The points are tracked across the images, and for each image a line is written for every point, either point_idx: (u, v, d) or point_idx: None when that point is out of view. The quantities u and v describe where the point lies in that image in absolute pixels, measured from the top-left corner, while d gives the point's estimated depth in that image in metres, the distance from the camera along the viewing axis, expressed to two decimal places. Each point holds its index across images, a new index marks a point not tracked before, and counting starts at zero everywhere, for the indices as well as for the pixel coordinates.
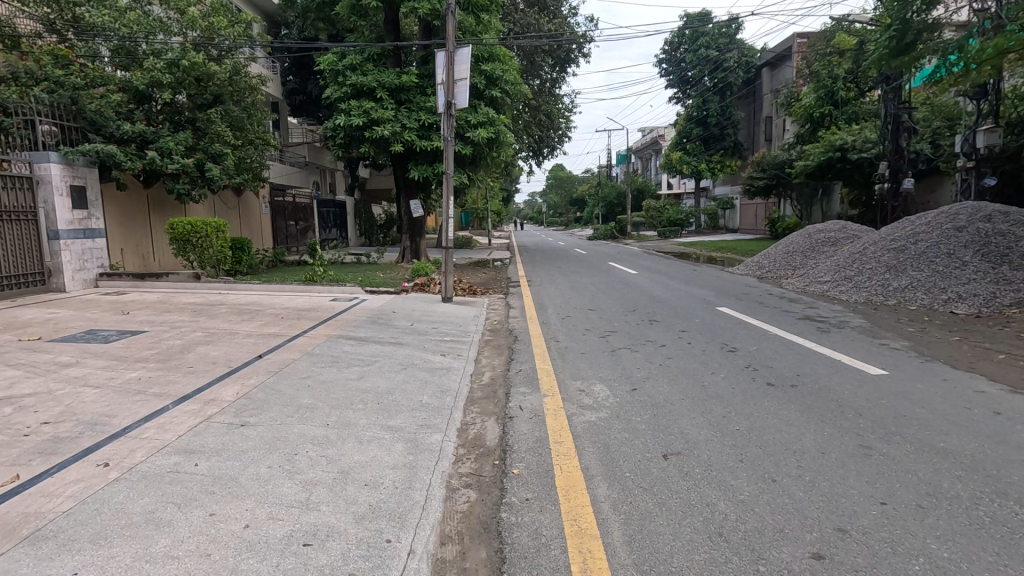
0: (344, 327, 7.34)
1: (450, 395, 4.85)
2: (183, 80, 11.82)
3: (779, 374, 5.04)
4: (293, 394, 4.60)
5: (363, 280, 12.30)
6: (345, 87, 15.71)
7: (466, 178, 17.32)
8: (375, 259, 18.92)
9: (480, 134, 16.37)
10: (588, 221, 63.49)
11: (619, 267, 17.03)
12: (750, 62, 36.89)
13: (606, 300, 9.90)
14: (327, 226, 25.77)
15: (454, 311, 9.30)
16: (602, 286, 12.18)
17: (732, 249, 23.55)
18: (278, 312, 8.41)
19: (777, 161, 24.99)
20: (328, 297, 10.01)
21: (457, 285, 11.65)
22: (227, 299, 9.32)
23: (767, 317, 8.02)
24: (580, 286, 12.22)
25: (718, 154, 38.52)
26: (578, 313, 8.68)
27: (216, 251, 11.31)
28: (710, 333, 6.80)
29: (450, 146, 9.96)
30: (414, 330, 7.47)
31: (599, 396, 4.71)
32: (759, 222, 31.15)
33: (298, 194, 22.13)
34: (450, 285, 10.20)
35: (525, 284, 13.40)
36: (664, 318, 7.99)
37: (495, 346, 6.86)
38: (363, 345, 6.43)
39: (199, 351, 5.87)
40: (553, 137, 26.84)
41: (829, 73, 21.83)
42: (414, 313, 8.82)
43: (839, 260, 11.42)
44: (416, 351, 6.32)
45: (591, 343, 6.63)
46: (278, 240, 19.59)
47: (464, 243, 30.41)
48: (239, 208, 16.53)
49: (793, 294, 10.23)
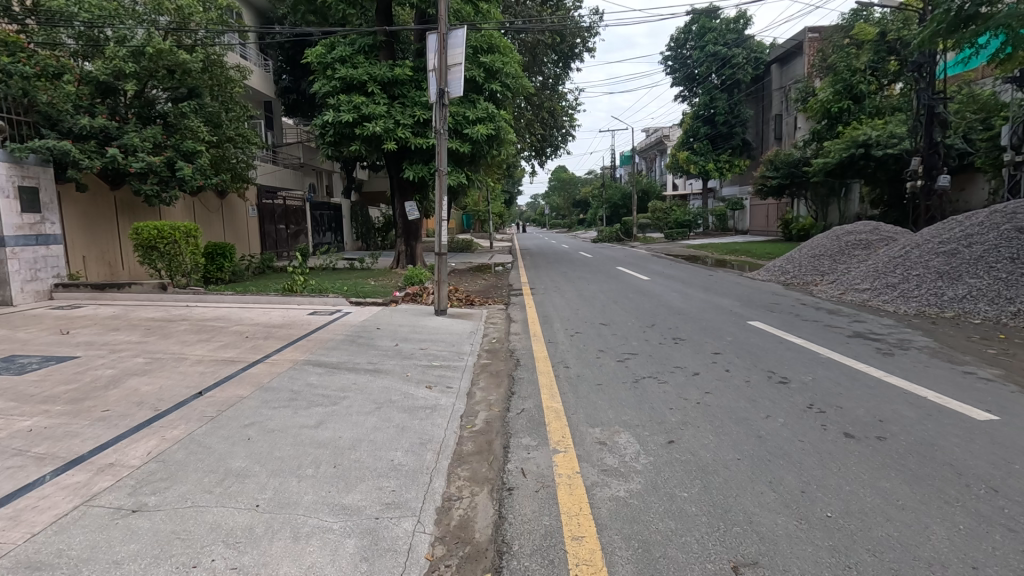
0: (314, 349, 6.24)
1: (431, 451, 3.73)
2: (152, 71, 10.71)
3: (855, 419, 3.92)
4: (224, 452, 3.51)
5: (350, 289, 11.21)
6: (335, 81, 14.64)
7: (464, 178, 16.23)
8: (368, 265, 17.87)
9: (479, 131, 15.30)
10: (592, 223, 62.36)
11: (629, 271, 15.89)
12: (759, 58, 35.81)
13: (620, 312, 8.78)
14: (322, 230, 24.74)
15: (448, 327, 8.18)
16: (612, 294, 11.06)
17: (745, 251, 22.39)
18: (243, 329, 7.32)
19: (792, 159, 23.85)
20: (306, 310, 8.91)
21: (452, 294, 10.54)
22: (191, 314, 8.24)
23: (809, 332, 6.89)
24: (588, 294, 11.11)
25: (727, 154, 37.40)
26: (590, 328, 7.56)
27: (187, 259, 10.25)
28: (750, 356, 5.68)
29: (443, 140, 8.86)
30: (399, 353, 6.35)
31: (626, 452, 3.60)
32: (771, 223, 29.96)
33: (289, 197, 21.10)
34: (444, 296, 9.08)
35: (528, 292, 12.29)
36: (689, 335, 6.87)
37: (493, 373, 5.73)
38: (332, 374, 5.33)
39: (127, 385, 4.80)
40: (556, 136, 25.75)
41: (848, 65, 20.70)
42: (401, 329, 7.71)
43: (877, 265, 10.27)
44: (397, 383, 5.20)
45: (608, 370, 5.52)
46: (267, 246, 18.58)
47: (465, 247, 29.37)
48: (222, 211, 15.48)
49: (830, 304, 9.08)
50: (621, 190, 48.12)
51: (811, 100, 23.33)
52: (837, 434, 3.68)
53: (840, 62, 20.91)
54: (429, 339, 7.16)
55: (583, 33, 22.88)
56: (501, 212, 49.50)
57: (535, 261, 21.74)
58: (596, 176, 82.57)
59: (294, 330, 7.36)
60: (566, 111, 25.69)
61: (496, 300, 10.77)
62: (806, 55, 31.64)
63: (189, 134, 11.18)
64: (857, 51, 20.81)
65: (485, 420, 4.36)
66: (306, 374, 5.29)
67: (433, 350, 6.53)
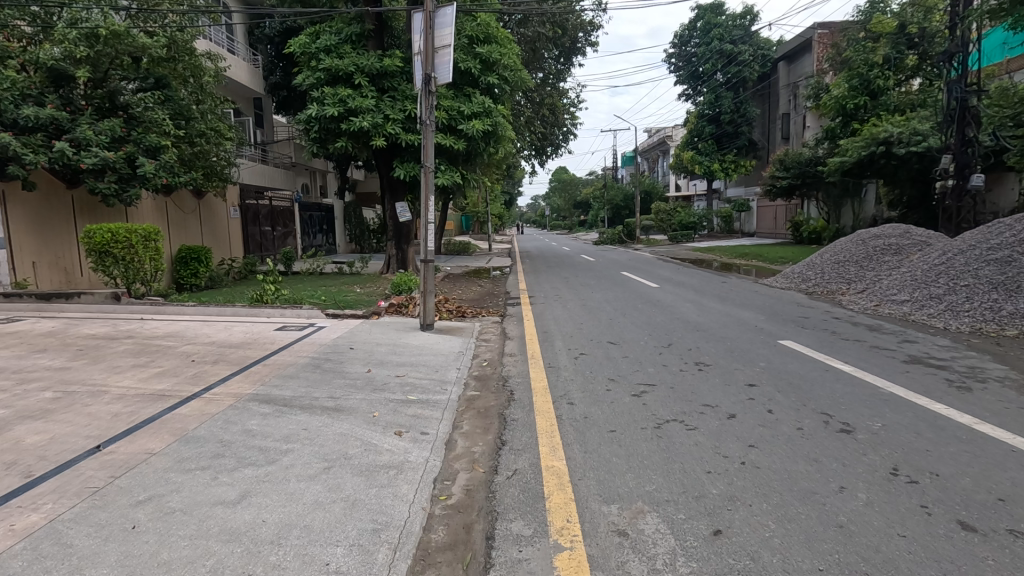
0: (268, 379, 5.19)
1: (386, 546, 2.69)
2: (110, 57, 9.84)
3: (965, 497, 2.88)
4: (88, 556, 2.47)
5: (331, 298, 10.19)
6: (319, 72, 13.64)
7: (459, 177, 15.22)
8: (358, 270, 16.87)
9: (475, 127, 14.31)
10: (593, 225, 61.43)
11: (635, 277, 14.89)
12: (766, 55, 34.88)
13: (629, 327, 7.75)
14: (313, 232, 23.71)
15: (434, 344, 7.13)
16: (618, 304, 10.06)
17: (755, 255, 21.36)
18: (193, 350, 6.27)
19: (804, 159, 22.83)
20: (274, 325, 7.86)
21: (442, 304, 9.51)
22: (141, 330, 7.20)
23: (853, 356, 5.88)
24: (591, 304, 10.15)
25: (732, 154, 36.46)
26: (597, 348, 6.55)
27: (147, 265, 9.22)
28: (793, 391, 4.68)
29: (429, 131, 7.83)
30: (370, 383, 5.30)
31: (658, 553, 2.56)
32: (779, 225, 28.95)
33: (275, 197, 20.12)
34: (431, 308, 8.04)
35: (527, 300, 11.26)
36: (713, 359, 5.86)
37: (481, 411, 4.69)
38: (279, 416, 4.28)
39: (10, 435, 3.75)
40: (557, 134, 24.75)
41: (865, 59, 19.69)
42: (379, 348, 6.67)
43: (914, 273, 9.24)
44: (359, 428, 4.15)
45: (621, 408, 4.49)
46: (251, 250, 17.59)
47: (461, 249, 28.34)
48: (198, 212, 14.46)
49: (865, 317, 8.07)
50: (623, 191, 47.06)
51: (823, 96, 22.36)
52: (950, 524, 2.66)
53: (856, 56, 19.90)
54: (410, 362, 6.12)
55: (586, 26, 21.96)
56: (501, 213, 48.47)
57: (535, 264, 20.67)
58: (597, 177, 81.55)
59: (253, 351, 6.31)
60: (568, 109, 24.68)
61: (491, 312, 9.74)
62: (815, 52, 30.68)
63: (154, 126, 10.24)
64: (874, 44, 19.83)
65: (465, 489, 3.31)
66: (248, 416, 4.24)
67: (412, 379, 5.49)
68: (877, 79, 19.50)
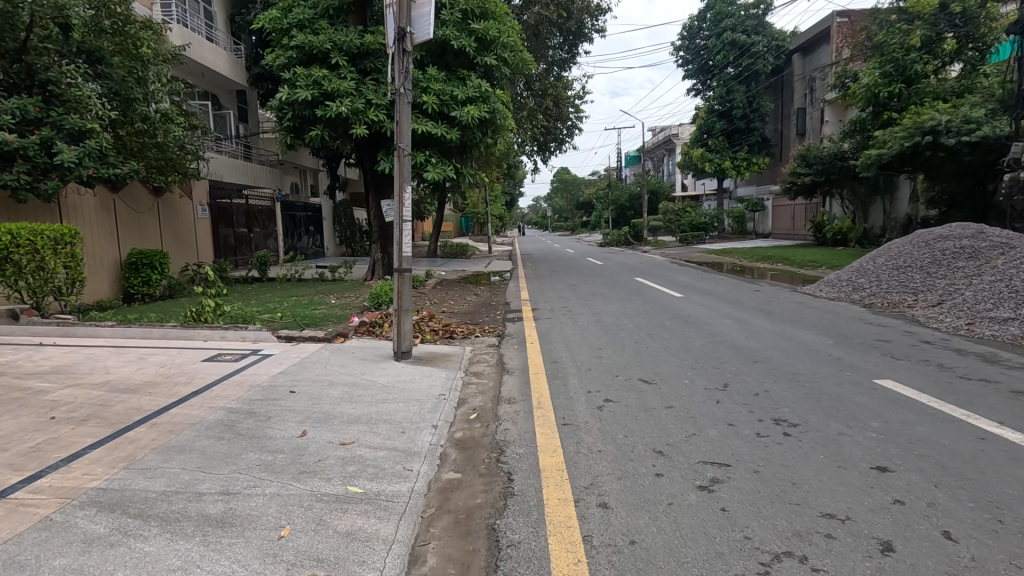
0: (138, 456, 3.42)
1: None
2: (20, 20, 8.18)
3: None
4: None
5: (292, 315, 8.42)
6: (290, 51, 11.93)
7: (453, 171, 13.51)
8: (340, 276, 15.18)
9: (469, 113, 12.58)
10: (597, 225, 59.64)
11: (652, 284, 13.14)
12: (781, 46, 33.15)
13: (663, 356, 6.01)
14: (298, 233, 22.01)
15: (409, 381, 5.35)
16: (640, 319, 8.31)
17: (776, 257, 19.61)
18: (66, 397, 4.50)
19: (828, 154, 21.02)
20: (204, 354, 6.10)
21: (426, 321, 7.76)
22: (20, 364, 5.44)
23: (996, 407, 4.14)
24: (606, 320, 8.39)
25: (744, 151, 34.78)
26: (627, 392, 4.81)
27: (58, 274, 7.39)
28: (960, 487, 2.93)
29: (404, 103, 6.07)
30: (295, 461, 3.51)
31: None
32: (797, 225, 27.20)
33: (253, 195, 18.41)
34: (408, 332, 6.27)
35: (529, 314, 9.51)
36: (797, 413, 4.12)
37: (460, 521, 2.92)
38: (111, 547, 2.51)
39: None
40: (561, 128, 23.07)
41: (900, 42, 17.94)
42: (331, 392, 4.88)
43: (1010, 283, 7.48)
44: (242, 574, 2.38)
45: (690, 523, 2.74)
46: (222, 254, 15.88)
47: (458, 251, 26.60)
48: (156, 211, 12.73)
49: (963, 341, 6.31)
50: (628, 191, 45.27)
51: (851, 85, 20.63)
52: None
53: (890, 39, 18.16)
54: (367, 418, 4.33)
55: (592, 9, 20.21)
56: (501, 214, 46.73)
57: (538, 268, 18.98)
58: (600, 177, 79.79)
59: (151, 399, 4.54)
60: (572, 101, 22.97)
61: (486, 330, 7.99)
62: (833, 42, 28.94)
63: (80, 107, 8.57)
64: (909, 27, 18.09)
65: None
66: (56, 548, 2.47)
67: (361, 451, 3.70)
68: (915, 64, 17.74)
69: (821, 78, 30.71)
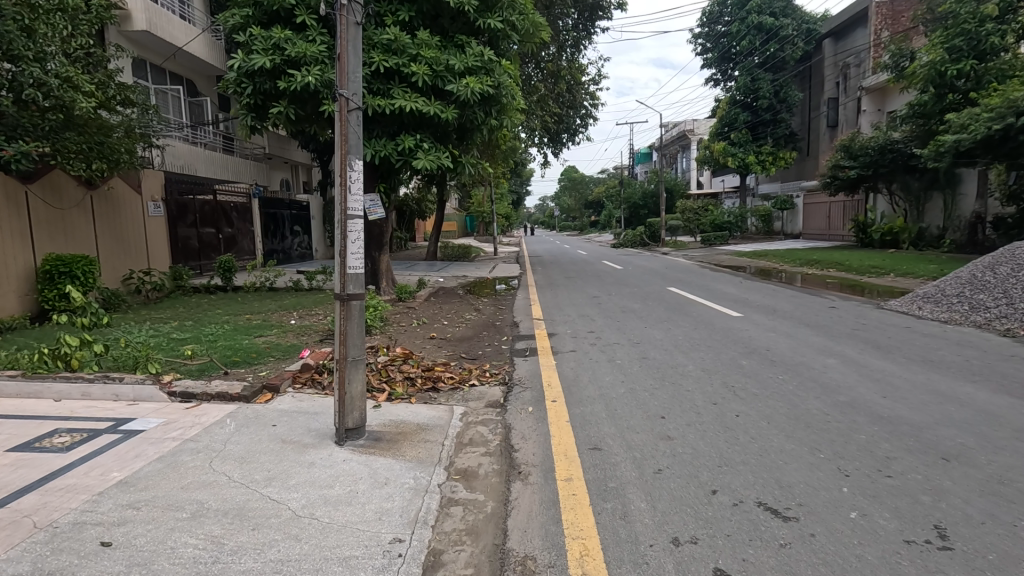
0: None
1: None
2: None
3: None
4: None
5: (218, 352, 6.09)
6: (247, 8, 9.72)
7: (451, 158, 11.23)
8: (318, 285, 12.89)
9: (469, 86, 10.31)
10: (607, 225, 57.08)
11: (692, 296, 10.79)
12: (812, 30, 30.73)
13: (776, 441, 3.65)
14: (283, 234, 19.77)
15: (343, 504, 2.98)
16: (701, 356, 5.96)
17: (820, 261, 17.15)
18: None
19: (879, 143, 19.06)
20: (27, 434, 3.76)
21: (398, 360, 5.39)
22: None
23: None
24: (655, 356, 6.05)
25: (769, 145, 32.33)
26: (756, 553, 2.48)
27: None
28: None
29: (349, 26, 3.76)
30: None
31: None
32: (833, 225, 24.75)
33: (225, 190, 16.18)
34: (361, 397, 3.92)
35: (545, 341, 7.14)
36: None
37: None
38: None
39: None
40: (574, 117, 20.81)
41: (972, 12, 15.49)
42: (180, 547, 2.52)
43: None
44: None
45: None
46: (179, 256, 13.53)
47: (461, 253, 24.30)
48: (90, 208, 10.52)
49: None
50: (642, 188, 42.76)
51: (907, 65, 18.18)
52: None
53: (959, 9, 15.71)
54: None
55: None
56: (506, 213, 44.25)
57: (550, 273, 16.72)
58: (609, 175, 77.25)
59: None
60: (588, 87, 20.62)
61: (488, 373, 5.61)
62: (872, 23, 26.41)
63: None
64: None
65: None
66: None
67: None
68: (991, 36, 15.24)
69: (856, 64, 28.14)
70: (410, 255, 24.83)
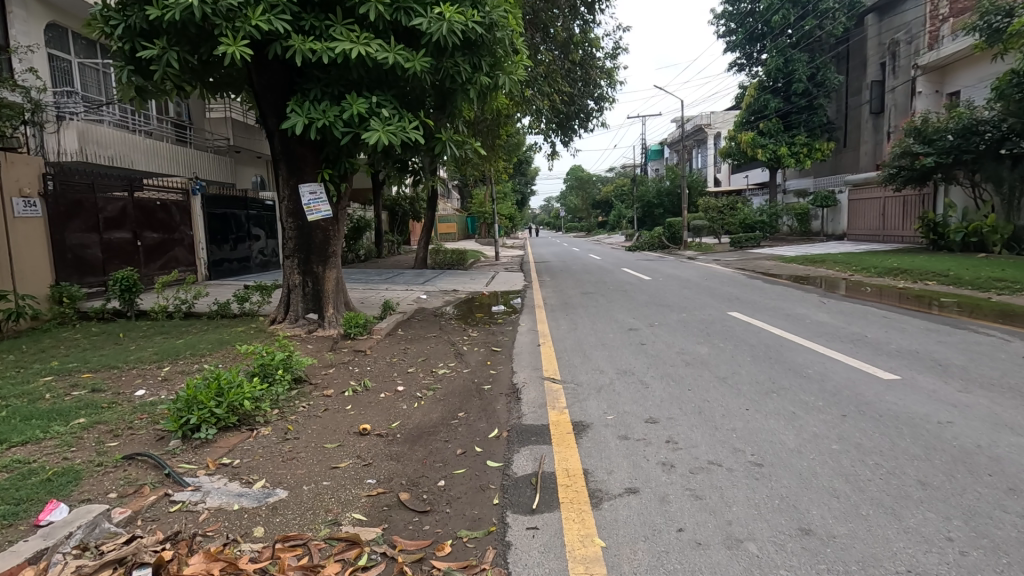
0: None
1: None
2: None
3: None
4: None
5: None
6: None
7: (423, 129, 7.81)
8: (251, 308, 9.50)
9: (445, 19, 6.96)
10: (616, 226, 53.53)
11: (779, 328, 7.34)
12: (854, 4, 27.18)
13: None
14: (241, 237, 16.45)
15: None
16: (948, 535, 2.54)
17: (902, 267, 13.70)
18: None
19: (961, 123, 15.61)
20: None
21: None
22: None
23: None
24: (833, 529, 2.64)
25: (803, 135, 28.78)
26: None
27: None
28: None
29: None
30: None
31: None
32: (890, 223, 21.30)
33: (153, 185, 12.92)
34: None
35: (566, 452, 3.68)
36: None
37: None
38: None
39: None
40: (586, 97, 17.40)
41: None
42: None
43: None
44: None
45: None
46: (69, 269, 10.18)
47: (456, 259, 20.95)
48: None
49: None
50: (657, 185, 39.23)
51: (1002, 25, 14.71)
52: None
53: None
54: None
55: None
56: (511, 214, 40.68)
57: (562, 287, 13.33)
58: (618, 174, 73.77)
59: None
60: (604, 62, 17.25)
61: None
62: None
63: None
64: None
65: None
66: None
67: None
68: None
69: (906, 41, 24.67)
70: (398, 262, 21.49)
